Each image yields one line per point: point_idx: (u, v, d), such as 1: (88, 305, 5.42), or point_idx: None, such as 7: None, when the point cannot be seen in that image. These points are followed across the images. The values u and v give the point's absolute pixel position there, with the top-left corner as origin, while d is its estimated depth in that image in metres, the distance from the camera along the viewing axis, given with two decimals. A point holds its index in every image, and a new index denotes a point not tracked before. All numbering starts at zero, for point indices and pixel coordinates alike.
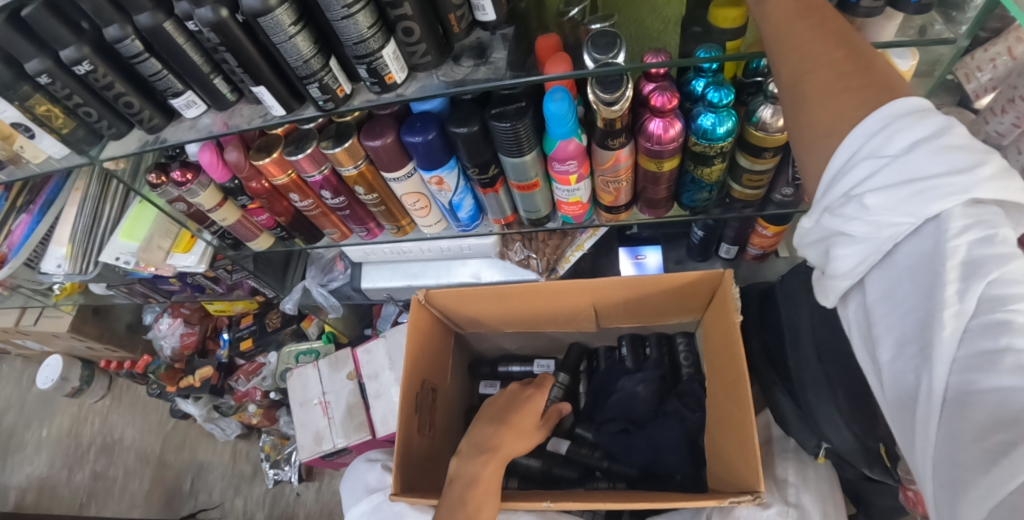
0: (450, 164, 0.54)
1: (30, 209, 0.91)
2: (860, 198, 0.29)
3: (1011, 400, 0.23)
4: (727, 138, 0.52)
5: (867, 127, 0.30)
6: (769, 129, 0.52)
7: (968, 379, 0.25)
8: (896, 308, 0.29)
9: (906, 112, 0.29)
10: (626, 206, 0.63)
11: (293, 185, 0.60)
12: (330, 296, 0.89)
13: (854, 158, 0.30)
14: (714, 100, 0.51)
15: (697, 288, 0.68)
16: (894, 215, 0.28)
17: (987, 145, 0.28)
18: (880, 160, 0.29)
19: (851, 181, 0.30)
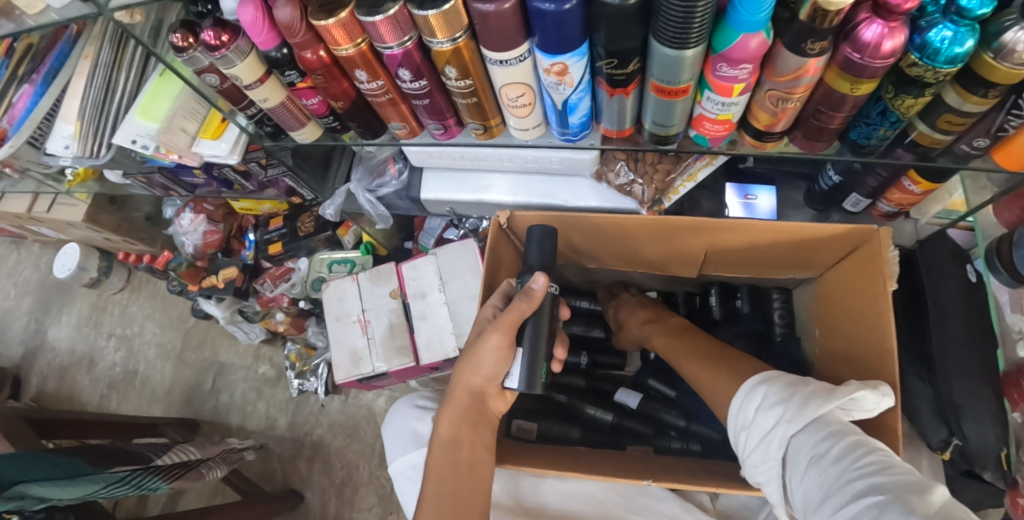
0: (582, 48, 0.40)
1: (34, 78, 0.78)
2: (752, 461, 0.42)
3: (802, 450, 0.38)
4: (954, 64, 0.40)
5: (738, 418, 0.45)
6: (1014, 59, 0.38)
7: (800, 454, 0.39)
8: (772, 456, 0.40)
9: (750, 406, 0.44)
10: (781, 133, 0.51)
11: (361, 59, 0.45)
12: (378, 203, 0.78)
13: (740, 434, 0.44)
14: (967, 6, 0.37)
15: (838, 244, 0.58)
16: (766, 466, 0.41)
17: (778, 427, 0.40)
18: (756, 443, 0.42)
19: (744, 452, 0.43)
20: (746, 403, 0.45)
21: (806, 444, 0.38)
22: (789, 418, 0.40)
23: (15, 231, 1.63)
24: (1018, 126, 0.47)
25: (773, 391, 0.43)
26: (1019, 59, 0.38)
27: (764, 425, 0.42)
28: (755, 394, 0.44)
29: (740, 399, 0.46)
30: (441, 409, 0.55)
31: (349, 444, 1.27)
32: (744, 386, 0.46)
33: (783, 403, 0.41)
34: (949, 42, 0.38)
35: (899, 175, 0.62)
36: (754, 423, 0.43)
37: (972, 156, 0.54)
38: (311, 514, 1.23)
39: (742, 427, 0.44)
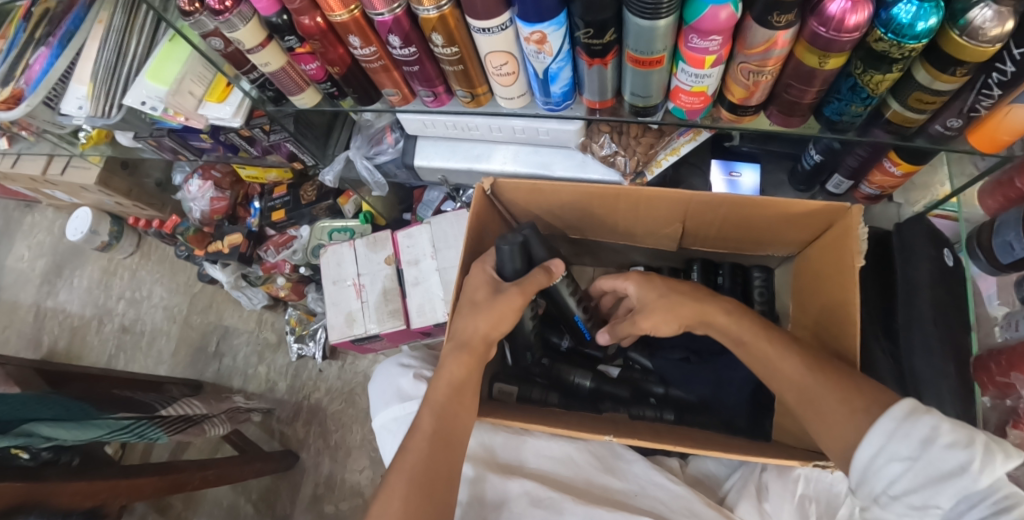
0: (560, 18, 0.42)
1: (49, 41, 0.82)
2: (896, 501, 0.37)
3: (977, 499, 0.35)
4: (922, 40, 0.41)
5: (878, 437, 0.39)
6: (979, 37, 0.40)
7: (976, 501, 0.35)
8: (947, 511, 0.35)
9: (903, 427, 0.38)
10: (755, 108, 0.53)
11: (354, 25, 0.48)
12: (376, 171, 0.81)
13: (879, 460, 0.38)
14: None
15: (811, 220, 0.60)
16: (925, 508, 0.36)
17: (958, 466, 0.35)
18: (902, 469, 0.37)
19: (882, 485, 0.38)
20: (907, 428, 0.37)
21: (982, 501, 0.35)
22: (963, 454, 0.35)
23: (29, 195, 1.68)
24: (989, 106, 0.49)
25: (946, 428, 0.36)
26: (985, 37, 0.40)
27: (935, 468, 0.36)
28: (920, 425, 0.37)
29: (887, 425, 0.39)
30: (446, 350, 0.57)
31: (345, 408, 1.32)
32: (902, 408, 0.38)
33: (967, 443, 0.36)
34: (912, 17, 0.39)
35: (879, 157, 0.64)
36: (921, 461, 0.36)
37: (947, 138, 0.56)
38: (306, 473, 1.29)
39: (893, 459, 0.37)
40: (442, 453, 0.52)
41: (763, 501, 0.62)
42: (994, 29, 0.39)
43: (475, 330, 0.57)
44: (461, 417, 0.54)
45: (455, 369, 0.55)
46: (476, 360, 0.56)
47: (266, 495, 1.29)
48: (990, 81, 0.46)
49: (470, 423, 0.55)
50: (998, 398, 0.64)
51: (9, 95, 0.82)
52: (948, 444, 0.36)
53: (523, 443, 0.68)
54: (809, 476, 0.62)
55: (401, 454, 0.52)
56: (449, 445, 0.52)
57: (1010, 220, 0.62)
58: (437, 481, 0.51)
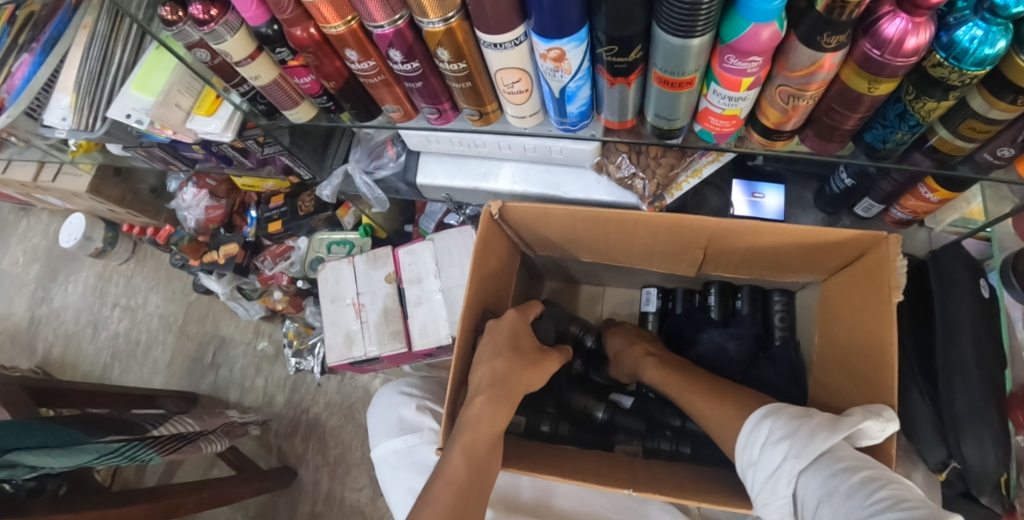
0: (581, 34, 0.38)
1: (31, 47, 0.77)
2: (760, 497, 0.41)
3: (811, 472, 0.37)
4: (986, 67, 0.36)
5: (741, 447, 0.45)
6: None
7: (810, 474, 0.37)
8: (802, 496, 0.37)
9: (751, 430, 0.44)
10: (790, 132, 0.49)
11: (351, 38, 0.43)
12: (375, 186, 0.76)
13: (746, 468, 0.43)
14: (1001, 4, 0.33)
15: (844, 248, 0.56)
16: (776, 493, 0.39)
17: (781, 448, 0.39)
18: (755, 465, 0.42)
19: (752, 488, 0.42)
20: (752, 436, 0.44)
21: (816, 475, 0.36)
22: (785, 438, 0.40)
23: (22, 198, 1.64)
24: None
25: (778, 426, 0.42)
26: None
27: (770, 460, 0.40)
28: (760, 429, 0.43)
29: (744, 437, 0.45)
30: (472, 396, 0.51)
31: (344, 424, 1.28)
32: (749, 423, 0.45)
33: (795, 430, 0.40)
34: (978, 42, 0.35)
35: (914, 182, 0.59)
36: (762, 457, 0.41)
37: (994, 167, 0.51)
38: (304, 491, 1.25)
39: (748, 465, 0.43)
40: (473, 503, 0.47)
41: None
42: None
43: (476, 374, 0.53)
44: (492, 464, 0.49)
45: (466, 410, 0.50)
46: (506, 405, 0.52)
47: (263, 512, 1.25)
48: None
49: (495, 470, 0.50)
50: None
51: None
52: (778, 433, 0.41)
53: (533, 481, 0.64)
54: None
55: (428, 495, 0.45)
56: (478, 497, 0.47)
57: None
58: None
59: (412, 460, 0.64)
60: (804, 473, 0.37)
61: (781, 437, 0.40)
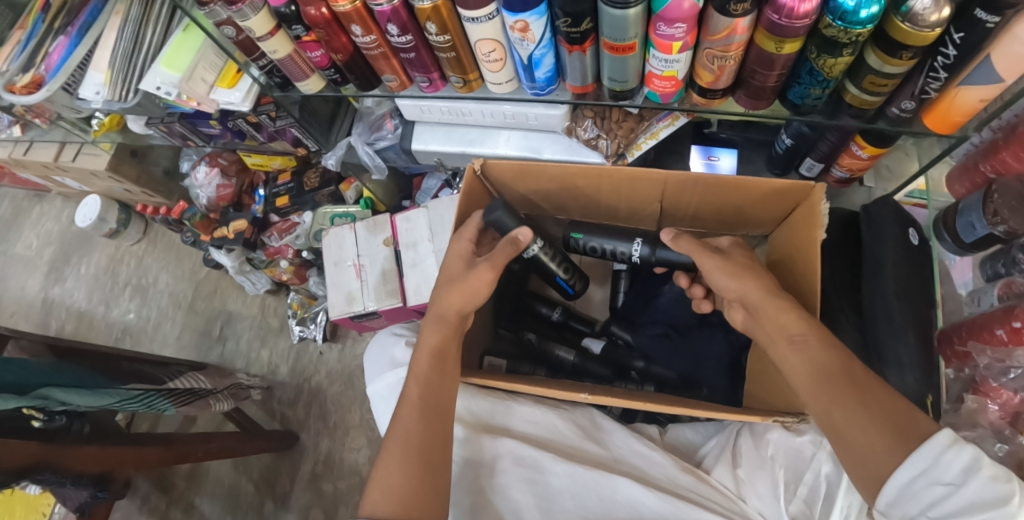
0: (541, 8, 0.47)
1: (69, 30, 0.87)
2: None
3: None
4: (868, 25, 0.45)
5: (920, 458, 0.37)
6: (920, 22, 0.45)
7: None
8: None
9: (945, 449, 0.37)
10: (723, 91, 0.58)
11: (356, 15, 0.53)
12: (376, 156, 0.85)
13: (919, 482, 0.37)
14: None
15: (780, 199, 0.65)
16: None
17: (1003, 497, 0.35)
18: (943, 492, 0.36)
19: (921, 508, 0.37)
20: (948, 456, 0.36)
21: None
22: (1002, 485, 0.36)
23: (39, 183, 1.73)
24: (937, 89, 0.54)
25: (987, 459, 0.36)
26: (925, 22, 0.44)
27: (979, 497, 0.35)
28: (967, 454, 0.36)
29: (934, 448, 0.37)
30: (426, 326, 0.62)
31: (345, 391, 1.37)
32: (940, 438, 0.37)
33: (1007, 477, 0.36)
34: (855, 5, 0.44)
35: (848, 141, 0.69)
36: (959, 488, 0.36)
37: (905, 120, 0.61)
38: (306, 453, 1.34)
39: (936, 485, 0.36)
40: (432, 414, 0.55)
41: (737, 467, 0.63)
42: (932, 14, 0.44)
43: (458, 308, 0.62)
44: (448, 382, 0.58)
45: (439, 339, 0.60)
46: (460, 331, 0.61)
47: (267, 474, 1.33)
48: (937, 64, 0.51)
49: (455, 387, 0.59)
50: (959, 370, 0.69)
51: (31, 80, 0.88)
52: (990, 474, 0.36)
53: (512, 409, 0.72)
54: (781, 442, 0.62)
55: (395, 419, 0.55)
56: (439, 411, 0.56)
57: (973, 203, 0.67)
58: (432, 447, 0.53)
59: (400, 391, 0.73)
60: None
61: (992, 479, 0.36)
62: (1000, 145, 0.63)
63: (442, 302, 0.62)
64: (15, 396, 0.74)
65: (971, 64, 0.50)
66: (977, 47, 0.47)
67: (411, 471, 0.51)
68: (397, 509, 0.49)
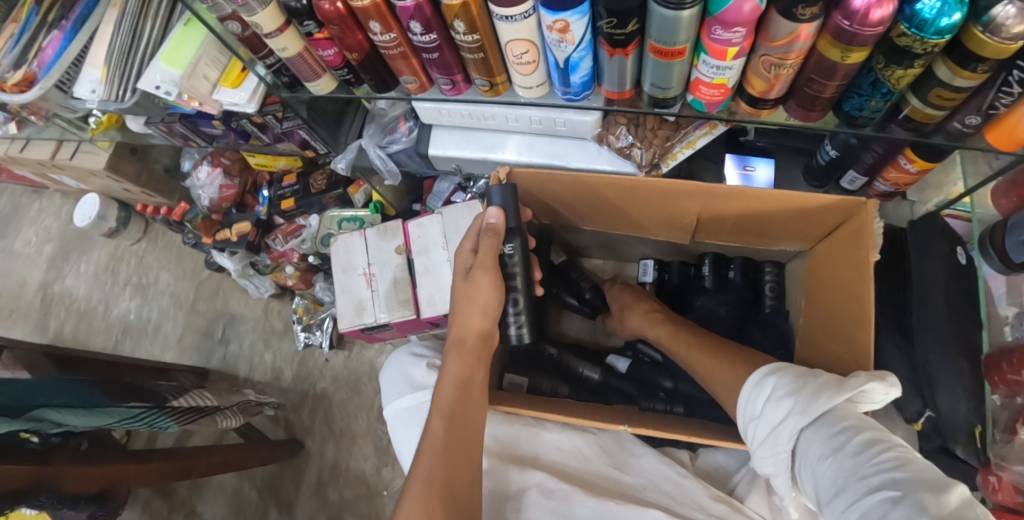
0: (584, 7, 0.42)
1: (63, 24, 0.81)
2: (759, 446, 0.46)
3: (813, 430, 0.41)
4: (946, 34, 0.40)
5: (745, 399, 0.49)
6: (1002, 34, 0.40)
7: (812, 430, 0.41)
8: (805, 449, 0.42)
9: (756, 385, 0.48)
10: (774, 101, 0.53)
11: (375, 11, 0.48)
12: (389, 160, 0.81)
13: (748, 421, 0.48)
14: None
15: (826, 214, 0.60)
16: (774, 444, 0.44)
17: (782, 405, 0.44)
18: (756, 419, 0.47)
19: (752, 438, 0.47)
20: (758, 391, 0.48)
21: (816, 435, 0.41)
22: (789, 398, 0.44)
23: (36, 179, 1.68)
24: (1008, 104, 0.49)
25: (781, 384, 0.46)
26: (1007, 33, 0.39)
27: (773, 416, 0.44)
28: (764, 385, 0.47)
29: (749, 392, 0.49)
30: (446, 355, 0.58)
31: (351, 397, 1.32)
32: (756, 378, 0.49)
33: (801, 389, 0.44)
34: (936, 12, 0.39)
35: (895, 153, 0.63)
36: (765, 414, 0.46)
37: (965, 135, 0.56)
38: (310, 461, 1.30)
39: (753, 419, 0.47)
40: (456, 450, 0.53)
41: (773, 494, 0.61)
42: (1016, 25, 0.39)
43: (479, 330, 0.58)
44: (473, 413, 0.55)
45: (460, 367, 0.57)
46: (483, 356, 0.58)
47: (271, 482, 1.30)
48: (1011, 79, 0.46)
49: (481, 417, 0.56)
50: None
51: (22, 77, 0.82)
52: (781, 396, 0.45)
53: (539, 436, 0.68)
54: None
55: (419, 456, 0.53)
56: (463, 443, 0.53)
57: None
58: (458, 484, 0.51)
59: (423, 416, 0.69)
60: (806, 434, 0.42)
61: (781, 395, 0.45)
62: None
63: (467, 331, 0.58)
64: (9, 420, 0.70)
65: None
66: None
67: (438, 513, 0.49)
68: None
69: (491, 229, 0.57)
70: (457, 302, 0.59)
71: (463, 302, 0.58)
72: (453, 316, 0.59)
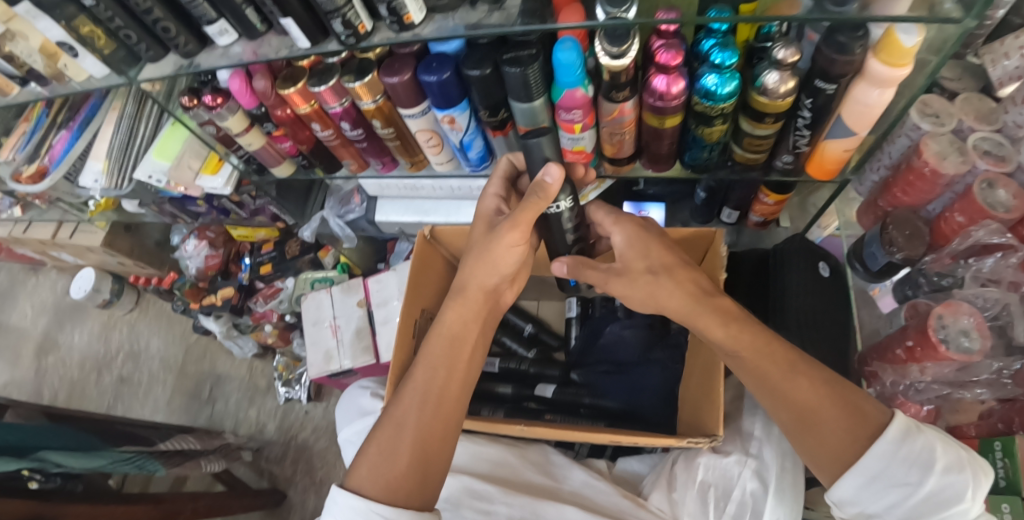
0: (463, 104, 0.57)
1: (70, 125, 0.96)
2: (876, 505, 0.45)
3: (931, 505, 0.43)
4: (728, 99, 0.54)
5: (878, 451, 0.44)
6: (773, 94, 0.55)
7: (955, 510, 0.42)
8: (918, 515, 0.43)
9: (897, 443, 0.44)
10: (628, 158, 0.68)
11: (315, 115, 0.63)
12: (347, 226, 0.94)
13: (860, 469, 0.45)
14: (719, 60, 0.52)
15: (691, 245, 0.73)
16: (890, 507, 0.44)
17: (945, 483, 0.42)
18: (906, 486, 0.43)
19: (867, 492, 0.45)
20: (905, 452, 0.43)
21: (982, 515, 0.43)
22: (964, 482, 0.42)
23: (35, 257, 1.81)
24: (807, 143, 0.64)
25: (948, 456, 0.43)
26: (776, 94, 0.54)
27: (950, 497, 0.42)
28: (913, 445, 0.43)
29: (889, 446, 0.44)
30: (446, 305, 0.62)
31: (330, 446, 1.39)
32: (894, 431, 0.44)
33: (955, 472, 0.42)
34: (713, 85, 0.53)
35: (757, 191, 0.78)
36: (888, 468, 0.44)
37: (792, 169, 0.70)
38: (293, 511, 1.35)
39: (899, 483, 0.43)
40: (435, 405, 0.55)
41: (672, 491, 0.70)
42: (780, 87, 0.54)
43: (482, 288, 0.62)
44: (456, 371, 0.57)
45: (454, 317, 0.60)
46: (477, 319, 0.61)
47: None
48: (800, 124, 0.61)
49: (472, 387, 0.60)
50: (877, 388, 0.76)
51: (36, 171, 0.99)
52: (913, 469, 0.43)
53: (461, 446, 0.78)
54: (710, 464, 0.68)
55: (397, 405, 0.55)
56: (441, 397, 0.55)
57: (873, 236, 0.76)
58: (431, 435, 0.53)
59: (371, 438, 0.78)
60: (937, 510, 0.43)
61: (962, 477, 0.42)
62: (892, 182, 0.74)
63: (471, 283, 0.61)
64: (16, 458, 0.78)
65: (830, 122, 0.60)
66: (828, 108, 0.58)
67: (404, 460, 0.51)
68: (382, 491, 0.49)
69: (543, 188, 0.51)
70: (473, 248, 0.62)
71: (478, 273, 0.61)
72: (463, 266, 0.62)
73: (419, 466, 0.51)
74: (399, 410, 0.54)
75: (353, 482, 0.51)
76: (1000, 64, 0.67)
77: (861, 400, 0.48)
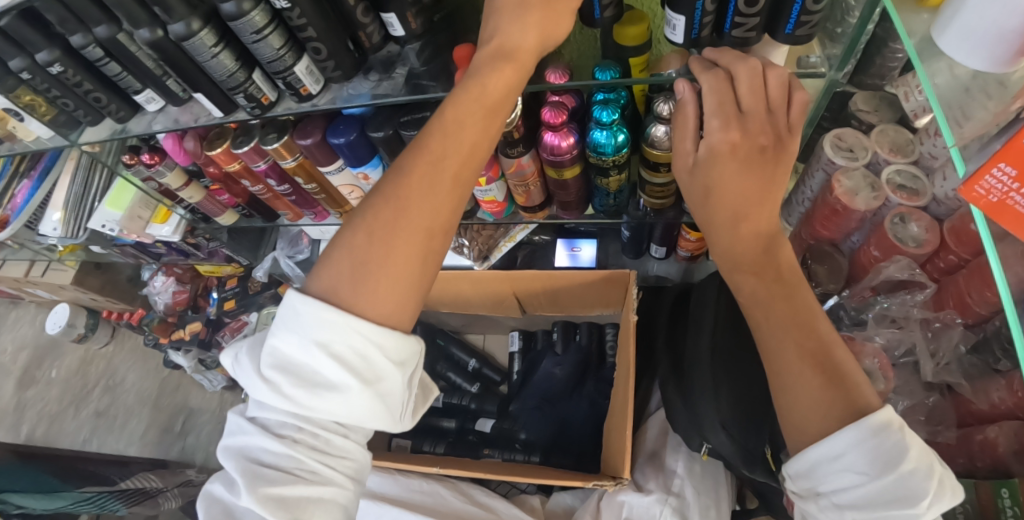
0: (373, 162, 0.62)
1: (31, 175, 0.99)
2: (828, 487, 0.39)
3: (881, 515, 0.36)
4: (619, 152, 0.56)
5: (847, 434, 0.38)
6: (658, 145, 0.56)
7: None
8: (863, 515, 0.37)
9: (874, 432, 0.37)
10: (538, 206, 0.71)
11: (244, 172, 0.68)
12: (297, 267, 0.97)
13: (825, 444, 0.39)
14: (602, 117, 0.54)
15: (611, 284, 0.73)
16: (842, 494, 0.38)
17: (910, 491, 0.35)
18: (859, 476, 0.37)
19: (823, 470, 0.39)
20: (877, 442, 0.37)
21: None
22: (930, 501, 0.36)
23: (12, 293, 1.82)
24: None
25: (926, 465, 0.36)
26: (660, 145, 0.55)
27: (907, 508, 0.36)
28: (888, 442, 0.36)
29: (861, 432, 0.37)
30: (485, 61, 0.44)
31: None
32: (877, 418, 0.37)
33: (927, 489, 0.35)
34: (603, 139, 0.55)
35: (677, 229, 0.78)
36: (852, 454, 0.38)
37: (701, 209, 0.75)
38: None
39: (856, 471, 0.37)
40: (427, 192, 0.44)
41: None
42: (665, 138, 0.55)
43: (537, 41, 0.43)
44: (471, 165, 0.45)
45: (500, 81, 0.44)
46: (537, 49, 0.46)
47: None
48: None
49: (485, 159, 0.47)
50: None
51: None
52: (882, 467, 0.36)
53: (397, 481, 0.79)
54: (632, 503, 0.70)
55: (415, 150, 0.44)
56: (453, 186, 0.44)
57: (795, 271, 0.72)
58: (433, 219, 0.44)
59: None
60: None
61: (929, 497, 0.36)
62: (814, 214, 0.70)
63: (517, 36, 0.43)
64: None
65: None
66: None
67: (402, 261, 0.43)
68: (370, 307, 0.42)
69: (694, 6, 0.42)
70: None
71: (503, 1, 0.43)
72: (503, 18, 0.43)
73: (420, 262, 0.44)
74: (400, 172, 0.44)
75: (328, 273, 0.43)
76: (915, 98, 0.59)
77: (848, 371, 0.41)
